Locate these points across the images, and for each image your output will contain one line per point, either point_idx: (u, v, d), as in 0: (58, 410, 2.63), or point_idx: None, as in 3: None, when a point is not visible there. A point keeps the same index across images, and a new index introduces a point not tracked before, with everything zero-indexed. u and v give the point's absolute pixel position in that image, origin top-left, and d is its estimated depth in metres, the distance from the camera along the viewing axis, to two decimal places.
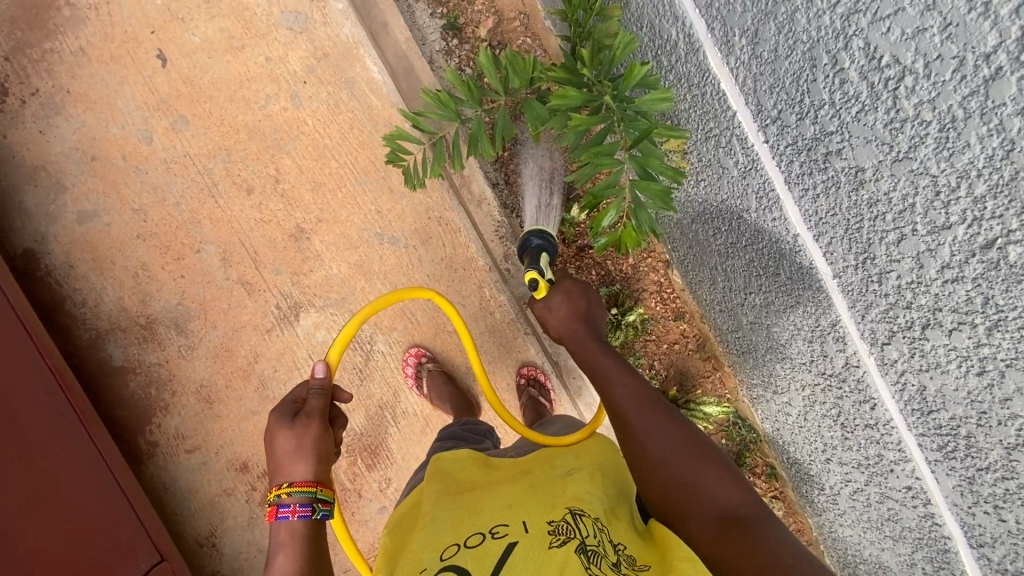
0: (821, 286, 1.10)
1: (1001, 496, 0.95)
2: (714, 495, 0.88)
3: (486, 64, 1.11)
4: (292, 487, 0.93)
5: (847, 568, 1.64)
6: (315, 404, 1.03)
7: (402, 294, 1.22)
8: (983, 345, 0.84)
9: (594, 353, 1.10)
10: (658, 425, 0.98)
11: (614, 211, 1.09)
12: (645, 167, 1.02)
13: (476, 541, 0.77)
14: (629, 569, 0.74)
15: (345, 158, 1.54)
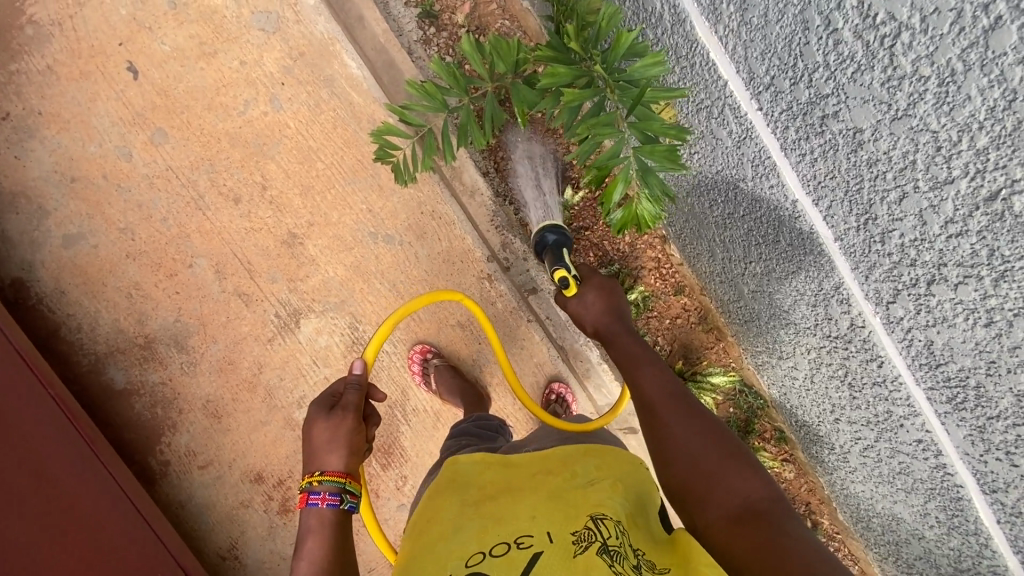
0: (823, 251, 1.11)
1: (1013, 442, 0.97)
2: (738, 487, 0.88)
3: (469, 51, 1.08)
4: (324, 475, 0.96)
5: (861, 522, 1.68)
6: (350, 398, 1.05)
7: (436, 296, 1.27)
8: (989, 296, 0.84)
9: (632, 346, 1.15)
10: (684, 417, 0.99)
11: (623, 183, 1.02)
12: (646, 131, 0.98)
13: (501, 550, 0.80)
14: (650, 571, 0.76)
15: (331, 159, 1.52)
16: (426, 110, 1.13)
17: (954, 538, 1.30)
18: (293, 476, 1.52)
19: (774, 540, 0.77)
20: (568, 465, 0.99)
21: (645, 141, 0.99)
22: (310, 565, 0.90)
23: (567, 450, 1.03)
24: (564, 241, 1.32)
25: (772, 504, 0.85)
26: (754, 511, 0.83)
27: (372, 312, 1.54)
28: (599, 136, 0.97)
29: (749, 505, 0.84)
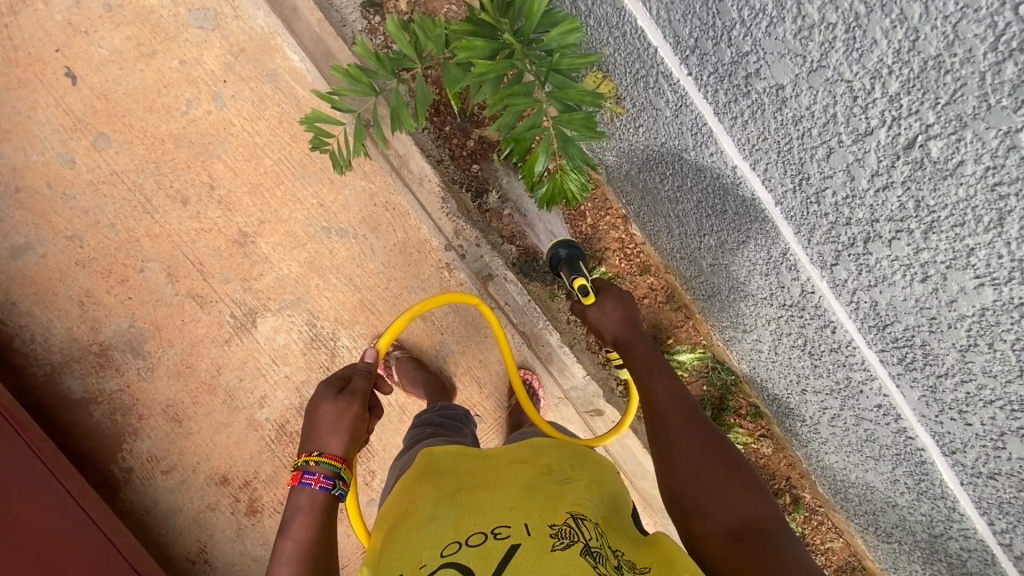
0: (767, 217, 1.09)
1: (964, 400, 0.94)
2: (738, 501, 0.91)
3: (394, 32, 1.04)
4: (321, 456, 1.02)
5: (839, 493, 1.65)
6: (360, 386, 1.15)
7: (451, 299, 1.36)
8: (923, 250, 0.82)
9: (649, 357, 1.18)
10: (692, 429, 1.02)
11: (544, 154, 1.00)
12: (564, 99, 0.95)
13: (477, 540, 0.78)
14: (630, 571, 0.77)
15: (279, 155, 1.50)
16: (356, 94, 1.12)
17: (925, 503, 1.28)
18: (259, 476, 1.51)
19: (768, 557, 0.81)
20: (546, 463, 0.99)
21: (564, 109, 0.97)
22: (296, 546, 0.95)
23: (548, 452, 1.03)
24: (577, 254, 1.43)
25: (770, 520, 0.89)
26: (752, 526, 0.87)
27: (330, 307, 1.53)
28: (515, 106, 0.94)
29: (748, 520, 0.88)
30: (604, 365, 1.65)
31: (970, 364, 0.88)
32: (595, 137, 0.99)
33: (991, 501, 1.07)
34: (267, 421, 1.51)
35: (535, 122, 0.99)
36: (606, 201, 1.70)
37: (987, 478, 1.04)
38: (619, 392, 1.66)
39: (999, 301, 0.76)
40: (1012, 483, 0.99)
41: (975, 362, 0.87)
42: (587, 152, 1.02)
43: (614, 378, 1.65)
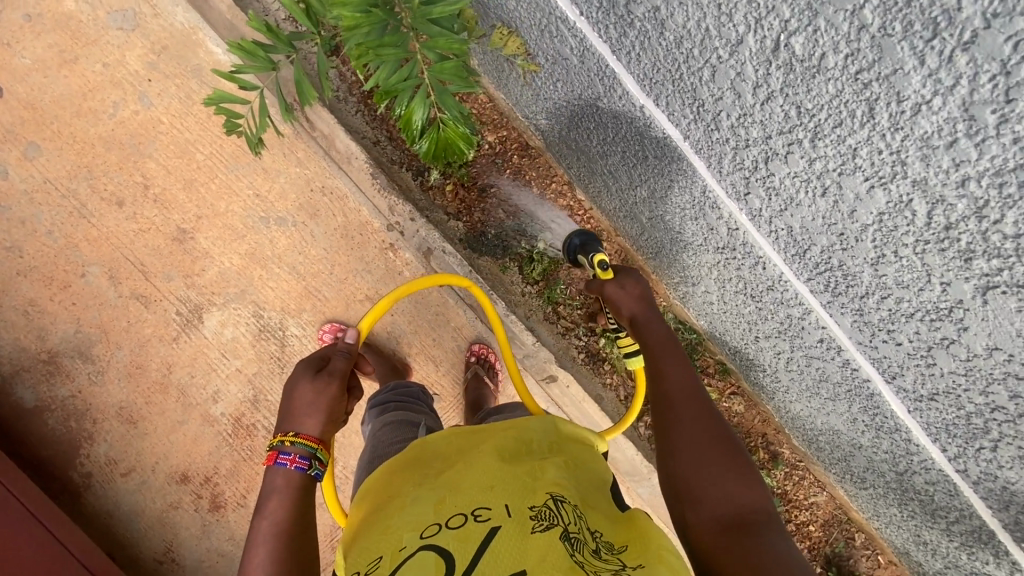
0: (680, 154, 1.06)
1: (888, 318, 0.91)
2: (737, 494, 0.79)
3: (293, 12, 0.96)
4: (297, 436, 0.91)
5: (813, 444, 1.60)
6: (339, 364, 1.02)
7: (442, 279, 1.21)
8: (815, 161, 0.79)
9: (664, 335, 1.00)
10: (699, 415, 0.88)
11: (423, 106, 1.01)
12: (434, 49, 0.91)
13: (458, 522, 0.73)
14: (609, 554, 0.72)
15: (210, 148, 1.49)
16: (256, 70, 1.12)
17: (884, 439, 1.24)
18: (219, 472, 1.51)
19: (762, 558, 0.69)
20: (534, 442, 0.92)
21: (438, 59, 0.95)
22: (272, 525, 0.85)
23: (535, 429, 0.95)
24: (593, 241, 1.25)
25: (770, 517, 0.77)
26: (750, 522, 0.75)
27: (275, 297, 1.52)
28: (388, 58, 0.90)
29: (747, 516, 0.77)
30: (564, 334, 1.63)
31: (884, 278, 0.85)
32: (470, 87, 0.99)
33: (939, 425, 1.04)
34: (222, 416, 1.51)
35: (410, 73, 0.96)
36: (551, 168, 1.63)
37: (927, 400, 1.00)
38: (581, 360, 1.64)
39: (891, 202, 0.73)
40: (949, 401, 0.96)
41: (888, 274, 0.84)
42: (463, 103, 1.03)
43: (575, 346, 1.63)
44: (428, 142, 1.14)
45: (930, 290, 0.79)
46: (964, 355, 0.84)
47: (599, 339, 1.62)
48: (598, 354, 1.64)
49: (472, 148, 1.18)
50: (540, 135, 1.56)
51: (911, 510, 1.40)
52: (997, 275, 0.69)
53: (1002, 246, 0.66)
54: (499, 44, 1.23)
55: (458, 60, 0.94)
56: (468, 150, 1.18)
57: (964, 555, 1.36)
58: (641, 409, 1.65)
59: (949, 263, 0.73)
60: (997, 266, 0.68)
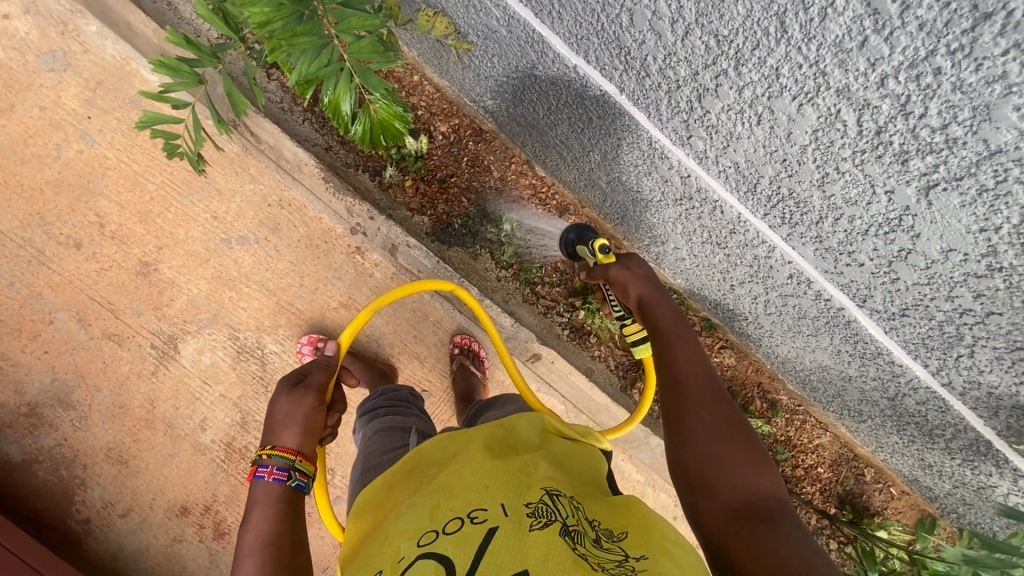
0: (620, 109, 1.06)
1: (846, 239, 0.90)
2: (750, 483, 0.77)
3: (210, 20, 0.95)
4: (274, 449, 0.91)
5: (807, 386, 1.57)
6: (316, 377, 1.02)
7: (420, 285, 1.18)
8: (744, 89, 0.79)
9: (676, 318, 0.94)
10: (712, 402, 0.84)
11: (349, 92, 1.01)
12: (349, 30, 0.88)
13: (455, 526, 0.71)
14: (610, 542, 0.72)
15: (160, 177, 1.47)
16: (184, 86, 1.10)
17: (870, 366, 1.23)
18: (218, 499, 1.50)
19: (775, 546, 0.67)
20: (526, 438, 0.90)
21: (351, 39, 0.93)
22: (258, 536, 0.83)
23: (523, 425, 0.92)
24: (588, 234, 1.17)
25: (782, 506, 0.75)
26: (762, 511, 0.73)
27: (248, 316, 1.51)
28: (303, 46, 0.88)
29: (760, 504, 0.74)
30: (546, 313, 1.61)
31: (833, 199, 0.84)
32: (390, 62, 0.96)
33: (916, 340, 1.03)
34: (213, 443, 1.50)
35: (330, 58, 0.94)
36: (508, 149, 1.60)
37: (900, 317, 1.00)
38: (566, 337, 1.62)
39: (822, 117, 0.73)
40: (920, 314, 0.95)
41: (835, 194, 0.83)
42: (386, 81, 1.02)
43: (558, 324, 1.62)
44: (362, 126, 1.12)
45: (878, 202, 0.79)
46: (923, 264, 0.84)
47: (580, 312, 1.61)
48: (583, 328, 1.63)
49: (409, 127, 1.17)
50: (491, 118, 1.53)
51: (910, 434, 1.40)
52: (935, 172, 0.69)
53: (933, 140, 0.65)
54: (426, 26, 1.19)
55: (374, 37, 0.91)
56: (405, 129, 1.17)
57: (968, 471, 1.36)
58: (633, 376, 1.66)
59: (888, 170, 0.73)
60: (933, 163, 0.68)
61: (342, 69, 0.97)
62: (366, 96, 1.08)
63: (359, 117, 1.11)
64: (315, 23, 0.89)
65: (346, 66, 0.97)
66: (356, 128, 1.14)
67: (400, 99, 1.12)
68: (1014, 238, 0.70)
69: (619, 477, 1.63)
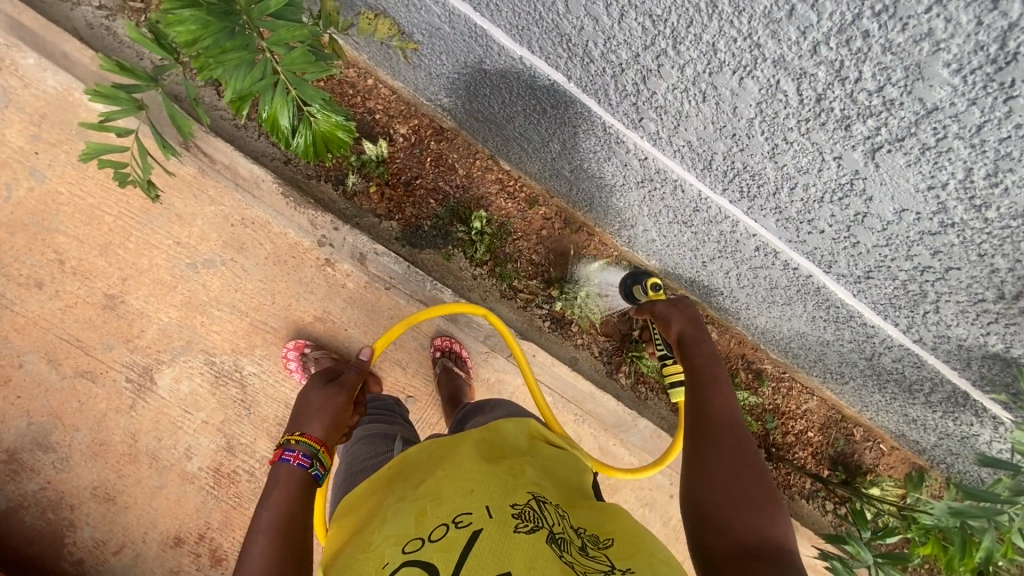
0: (571, 97, 1.05)
1: (803, 208, 0.90)
2: (762, 527, 0.73)
3: (141, 42, 0.93)
4: (302, 435, 0.88)
5: (789, 353, 1.58)
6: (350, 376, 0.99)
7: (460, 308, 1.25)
8: (684, 67, 0.78)
9: (712, 360, 0.95)
10: (736, 444, 0.82)
11: (287, 106, 0.99)
12: (281, 42, 0.87)
13: (440, 533, 0.69)
14: (596, 549, 0.72)
15: (117, 207, 1.44)
16: (123, 114, 1.07)
17: (844, 330, 1.23)
18: (212, 526, 1.48)
19: None
20: (512, 440, 0.91)
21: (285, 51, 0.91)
22: (274, 514, 0.80)
23: (510, 428, 0.93)
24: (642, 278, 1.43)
25: (794, 559, 0.70)
26: (772, 555, 0.69)
27: (222, 340, 1.49)
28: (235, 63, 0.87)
29: (770, 549, 0.70)
30: (525, 308, 1.57)
31: (786, 169, 0.84)
32: (326, 72, 0.94)
33: (884, 301, 1.04)
34: (200, 470, 1.48)
35: (264, 73, 0.93)
36: (471, 145, 1.56)
37: (865, 279, 1.01)
38: (548, 328, 1.59)
39: (762, 89, 0.73)
40: (884, 275, 0.96)
41: (787, 163, 0.83)
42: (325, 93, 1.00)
43: (538, 317, 1.58)
44: (304, 139, 1.10)
45: (827, 168, 0.79)
46: (879, 227, 0.85)
47: (557, 303, 1.56)
48: (563, 318, 1.59)
49: (353, 137, 1.15)
50: (450, 116, 1.50)
51: (891, 391, 1.41)
52: (877, 135, 0.69)
53: (871, 103, 0.65)
54: (367, 30, 1.13)
55: (306, 48, 0.89)
56: (349, 139, 1.15)
57: (950, 421, 1.38)
58: (617, 360, 1.62)
59: (833, 136, 0.73)
60: (875, 126, 0.68)
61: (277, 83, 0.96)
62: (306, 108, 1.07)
63: (300, 130, 1.09)
64: (243, 37, 0.87)
65: (281, 78, 0.95)
66: (298, 142, 1.11)
67: (341, 108, 1.10)
68: (962, 193, 0.71)
69: (612, 461, 1.64)
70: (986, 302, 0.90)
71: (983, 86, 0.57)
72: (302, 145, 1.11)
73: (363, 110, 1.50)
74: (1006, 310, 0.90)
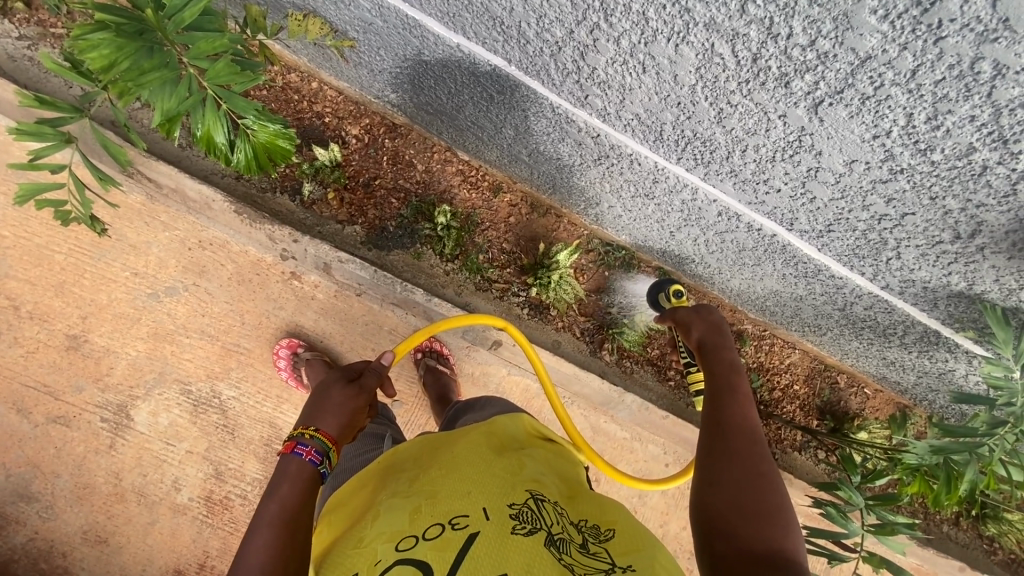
0: (515, 81, 1.03)
1: (758, 167, 0.91)
2: (773, 540, 0.71)
3: (59, 70, 0.89)
4: (317, 431, 0.85)
5: (767, 312, 1.58)
6: (371, 380, 0.95)
7: (477, 319, 1.24)
8: (620, 40, 0.78)
9: (733, 369, 0.93)
10: (750, 453, 0.80)
11: (220, 123, 0.95)
12: (201, 54, 0.83)
13: (435, 532, 0.67)
14: (597, 545, 0.70)
15: (66, 244, 1.39)
16: (52, 149, 1.03)
17: (815, 284, 1.24)
18: (211, 554, 1.47)
19: None
20: (510, 433, 0.90)
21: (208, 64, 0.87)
22: (281, 511, 0.78)
23: (507, 422, 0.92)
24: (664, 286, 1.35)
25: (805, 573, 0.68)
26: (782, 567, 0.67)
27: (196, 367, 1.45)
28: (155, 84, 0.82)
29: (780, 560, 0.68)
30: (501, 298, 1.55)
31: (734, 132, 0.85)
32: (254, 81, 0.91)
33: (847, 252, 1.05)
34: (191, 501, 1.46)
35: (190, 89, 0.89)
36: (426, 139, 1.52)
37: (827, 233, 1.01)
38: (527, 316, 1.56)
39: (699, 54, 0.73)
40: (843, 227, 0.97)
41: (735, 127, 0.84)
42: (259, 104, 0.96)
43: (516, 305, 1.56)
44: (244, 154, 1.06)
45: (775, 128, 0.80)
46: (833, 180, 0.86)
47: (534, 289, 1.54)
48: (542, 304, 1.57)
49: (294, 143, 1.11)
50: (400, 111, 1.46)
51: (868, 338, 1.43)
52: (817, 89, 0.70)
53: (806, 58, 0.66)
54: (298, 33, 1.08)
55: (229, 57, 0.85)
56: (292, 147, 1.11)
57: (926, 360, 1.40)
58: (599, 338, 1.60)
59: (774, 95, 0.74)
60: (813, 81, 0.69)
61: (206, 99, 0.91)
62: (241, 121, 1.02)
63: (239, 145, 1.05)
64: (163, 55, 0.82)
65: (209, 93, 0.91)
66: (239, 157, 1.07)
67: (278, 116, 1.05)
68: (905, 139, 0.73)
69: (604, 439, 1.65)
70: (944, 243, 0.91)
71: (912, 30, 0.58)
72: (243, 161, 1.07)
73: (310, 114, 1.45)
74: (964, 249, 0.91)
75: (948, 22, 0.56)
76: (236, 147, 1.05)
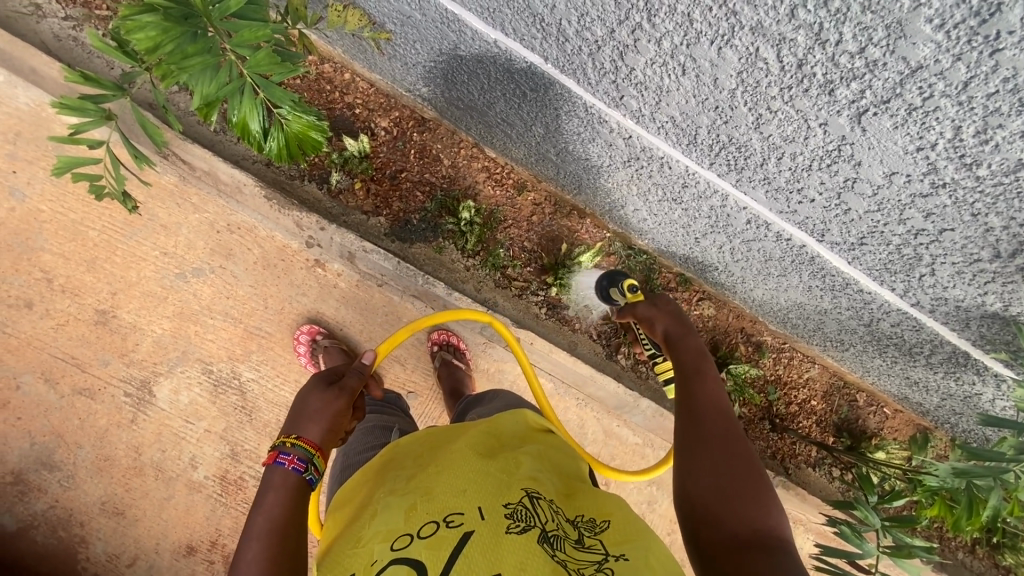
0: (550, 79, 1.03)
1: (792, 175, 0.90)
2: (757, 520, 0.70)
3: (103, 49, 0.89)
4: (298, 439, 0.85)
5: (788, 324, 1.55)
6: (353, 381, 0.95)
7: (460, 314, 1.21)
8: (662, 40, 0.79)
9: (698, 356, 0.95)
10: (726, 434, 0.81)
11: (256, 110, 0.97)
12: (243, 42, 0.84)
13: (429, 530, 0.66)
14: (594, 539, 0.69)
15: (100, 221, 1.42)
16: (94, 125, 1.05)
17: (840, 297, 1.22)
18: (223, 532, 1.49)
19: None
20: (510, 430, 0.88)
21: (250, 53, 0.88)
22: (268, 520, 0.77)
23: (507, 420, 0.91)
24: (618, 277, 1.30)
25: (791, 551, 0.67)
26: (767, 548, 0.66)
27: (217, 348, 1.48)
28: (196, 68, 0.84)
29: (762, 541, 0.68)
30: (520, 296, 1.55)
31: (772, 138, 0.85)
32: (290, 71, 0.92)
33: (879, 267, 1.04)
34: (206, 479, 1.48)
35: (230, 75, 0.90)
36: (454, 133, 1.52)
37: (859, 245, 1.00)
38: (544, 316, 1.56)
39: (743, 58, 0.73)
40: (877, 240, 0.96)
41: (772, 133, 0.84)
42: (295, 94, 0.98)
43: (535, 304, 1.56)
44: (276, 142, 1.08)
45: (814, 136, 0.80)
46: (870, 191, 0.85)
47: (554, 289, 1.54)
48: (560, 304, 1.57)
49: (326, 135, 1.13)
50: (430, 105, 1.46)
51: (892, 356, 1.40)
52: (862, 98, 0.70)
53: (853, 65, 0.66)
54: (338, 23, 1.06)
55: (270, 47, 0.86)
56: (324, 138, 1.13)
57: (952, 382, 1.37)
58: (615, 342, 1.60)
59: (817, 102, 0.74)
60: (858, 89, 0.69)
61: (244, 85, 0.93)
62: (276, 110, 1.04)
63: (273, 134, 1.07)
64: (206, 40, 0.85)
65: (247, 81, 0.92)
66: (271, 145, 1.09)
67: (312, 108, 1.07)
68: (950, 152, 0.71)
69: (615, 442, 1.64)
70: (982, 262, 0.90)
71: (967, 40, 0.58)
72: (278, 147, 1.09)
73: (341, 105, 1.47)
74: (1002, 268, 0.89)
75: (1007, 34, 0.55)
76: (270, 134, 1.07)
